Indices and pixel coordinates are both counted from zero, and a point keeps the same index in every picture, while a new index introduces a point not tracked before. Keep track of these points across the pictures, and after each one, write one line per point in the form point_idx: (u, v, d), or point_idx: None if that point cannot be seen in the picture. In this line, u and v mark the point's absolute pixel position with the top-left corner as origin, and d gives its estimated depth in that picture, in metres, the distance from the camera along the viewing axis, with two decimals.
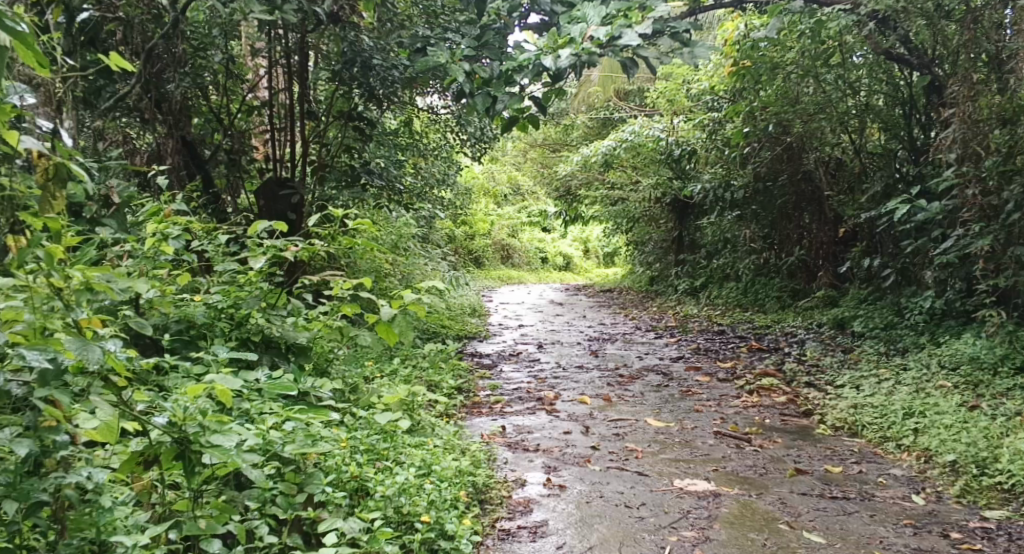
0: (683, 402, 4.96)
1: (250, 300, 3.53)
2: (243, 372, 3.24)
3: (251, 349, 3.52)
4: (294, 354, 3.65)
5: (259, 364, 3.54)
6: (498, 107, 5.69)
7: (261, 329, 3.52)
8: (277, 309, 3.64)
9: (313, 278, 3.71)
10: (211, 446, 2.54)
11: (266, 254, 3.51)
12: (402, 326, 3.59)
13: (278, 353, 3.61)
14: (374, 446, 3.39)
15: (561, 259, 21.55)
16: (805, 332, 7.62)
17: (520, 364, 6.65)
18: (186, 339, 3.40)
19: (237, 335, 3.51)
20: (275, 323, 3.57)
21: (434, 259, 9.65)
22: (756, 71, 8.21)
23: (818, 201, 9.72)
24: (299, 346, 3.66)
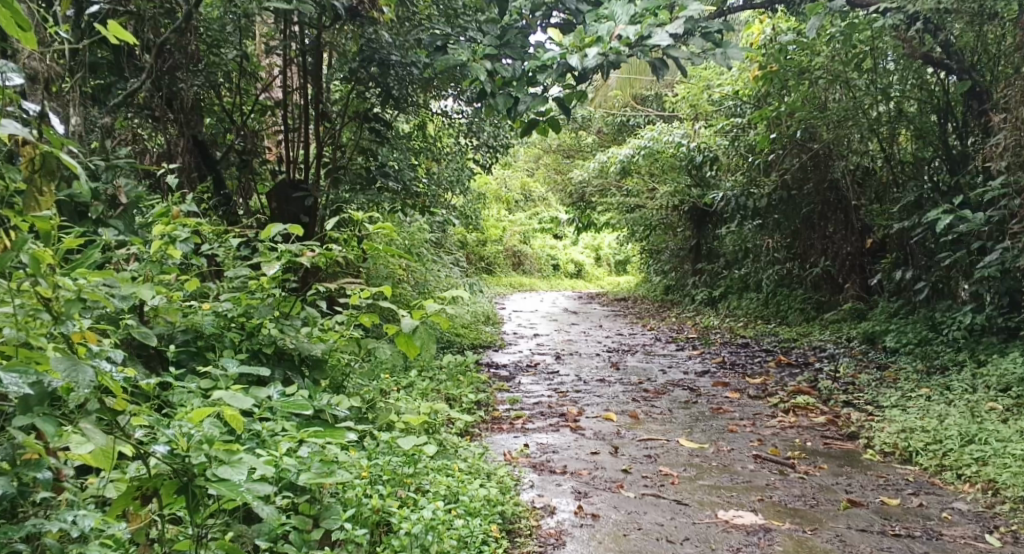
0: (715, 421, 4.71)
1: (262, 309, 3.29)
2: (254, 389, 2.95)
3: (262, 362, 3.26)
4: (308, 369, 3.39)
5: (270, 378, 3.28)
6: (520, 109, 5.46)
7: (274, 341, 3.26)
8: (292, 319, 3.41)
9: (330, 286, 3.45)
10: (217, 480, 2.33)
11: (281, 259, 3.25)
12: (424, 338, 3.34)
13: (291, 365, 3.36)
14: (395, 473, 3.15)
15: (572, 266, 21.33)
16: (835, 347, 7.36)
17: (539, 376, 6.40)
18: (193, 351, 3.19)
19: (247, 346, 3.25)
20: (290, 334, 3.33)
21: (447, 265, 9.43)
22: (784, 75, 7.97)
23: (845, 211, 9.44)
24: (314, 359, 3.41)
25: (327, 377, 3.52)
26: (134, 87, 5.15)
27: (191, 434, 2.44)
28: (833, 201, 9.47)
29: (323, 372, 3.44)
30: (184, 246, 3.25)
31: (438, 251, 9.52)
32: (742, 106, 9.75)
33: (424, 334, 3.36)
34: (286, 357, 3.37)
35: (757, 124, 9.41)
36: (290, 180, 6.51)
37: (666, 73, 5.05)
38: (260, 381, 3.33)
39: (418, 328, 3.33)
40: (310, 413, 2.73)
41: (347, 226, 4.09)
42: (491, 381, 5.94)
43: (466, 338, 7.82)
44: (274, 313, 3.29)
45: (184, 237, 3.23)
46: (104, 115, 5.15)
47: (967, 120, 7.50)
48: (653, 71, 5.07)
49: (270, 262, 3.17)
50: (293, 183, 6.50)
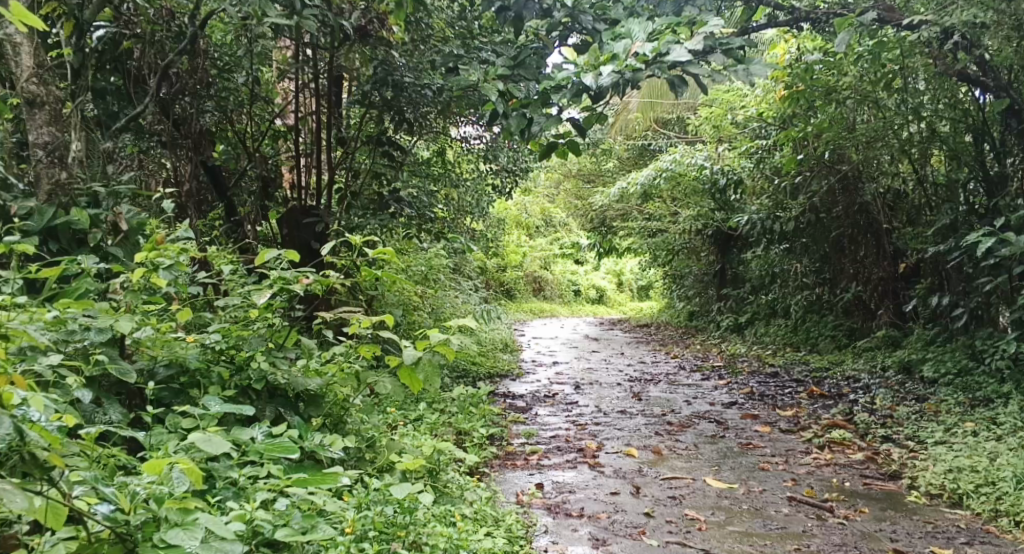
0: (745, 458, 4.43)
1: (253, 341, 3.17)
2: (238, 428, 2.97)
3: (251, 399, 3.12)
4: (303, 404, 3.25)
5: (260, 416, 3.13)
6: (534, 130, 5.20)
7: (265, 376, 3.12)
8: (285, 351, 3.25)
9: (329, 315, 3.24)
10: (166, 545, 2.45)
11: (272, 287, 3.11)
12: (427, 371, 3.14)
13: (287, 401, 3.24)
14: (388, 527, 2.91)
15: (594, 292, 21.08)
16: (869, 377, 7.04)
17: (557, 407, 6.13)
18: (174, 388, 3.03)
19: (236, 383, 3.10)
20: (285, 368, 3.19)
21: (464, 291, 9.21)
22: (810, 95, 7.71)
23: (875, 234, 9.13)
24: (309, 396, 3.27)
25: (324, 415, 3.33)
26: (138, 111, 4.99)
27: (136, 492, 2.55)
28: (863, 225, 9.16)
29: (322, 407, 3.30)
30: (168, 273, 3.06)
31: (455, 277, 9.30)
32: (767, 127, 9.50)
33: (427, 365, 3.16)
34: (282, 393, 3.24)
35: (782, 146, 9.15)
36: (303, 206, 6.30)
37: (685, 91, 4.80)
38: (251, 418, 3.19)
39: (421, 361, 3.13)
40: (294, 453, 2.81)
41: (350, 252, 3.89)
42: (507, 413, 5.68)
43: (483, 368, 7.58)
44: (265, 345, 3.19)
45: (168, 264, 3.04)
46: (108, 140, 4.99)
47: (1005, 139, 7.25)
48: (671, 88, 4.82)
49: (262, 292, 3.09)
50: (305, 209, 6.30)
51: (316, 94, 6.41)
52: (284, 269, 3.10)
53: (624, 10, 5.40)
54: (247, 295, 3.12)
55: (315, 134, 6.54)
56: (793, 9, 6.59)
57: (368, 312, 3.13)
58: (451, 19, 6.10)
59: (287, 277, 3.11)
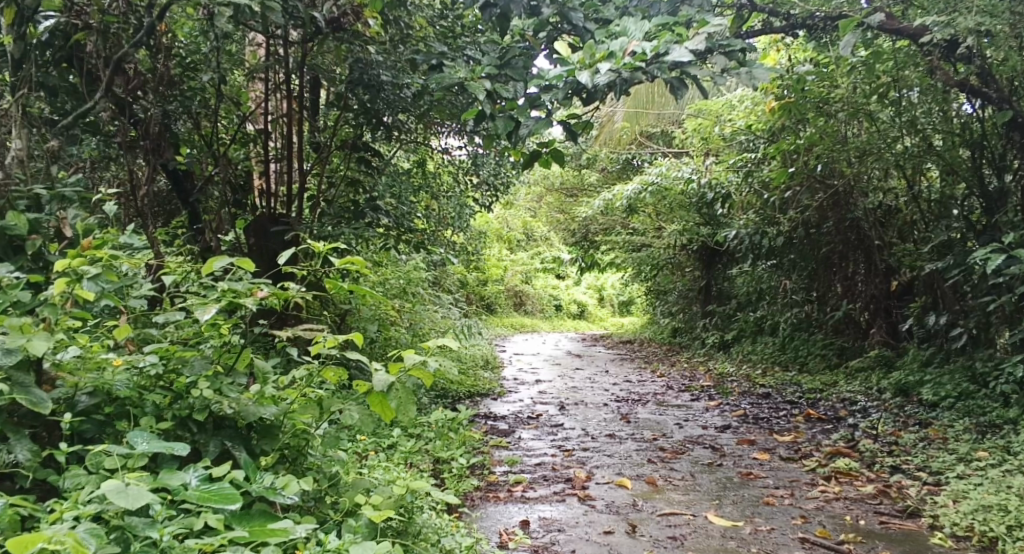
0: (747, 490, 4.10)
1: (195, 364, 2.85)
2: (168, 472, 2.62)
3: (191, 432, 2.81)
4: (255, 436, 2.93)
5: (204, 451, 2.80)
6: (522, 133, 4.85)
7: (207, 405, 2.78)
8: (233, 375, 2.90)
9: (285, 333, 2.85)
10: None
11: (219, 300, 2.71)
12: (397, 394, 2.76)
13: (239, 438, 2.88)
14: None
15: (575, 307, 20.79)
16: (866, 398, 6.74)
17: (541, 430, 5.75)
18: (99, 420, 2.76)
19: (173, 414, 2.81)
20: (233, 396, 2.84)
21: (443, 306, 8.82)
22: (803, 107, 7.44)
23: (866, 251, 8.86)
24: (263, 426, 2.93)
25: (281, 448, 2.97)
26: (88, 106, 4.61)
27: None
28: (854, 242, 8.89)
29: (278, 443, 2.92)
30: (95, 285, 2.79)
31: (433, 290, 8.92)
32: (756, 139, 9.20)
33: (398, 387, 2.78)
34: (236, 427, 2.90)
35: (771, 158, 8.84)
36: (270, 214, 5.96)
37: (685, 94, 4.45)
38: (193, 452, 2.84)
39: (391, 385, 2.76)
40: (235, 503, 2.57)
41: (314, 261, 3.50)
42: (488, 436, 5.29)
43: (462, 386, 7.21)
44: (209, 369, 2.86)
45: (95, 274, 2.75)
46: (54, 138, 4.56)
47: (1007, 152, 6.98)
48: (671, 92, 4.47)
49: (205, 305, 2.66)
50: (273, 217, 5.96)
51: (288, 94, 6.01)
52: (234, 279, 2.70)
53: (616, 9, 5.06)
54: (190, 309, 2.70)
55: (286, 138, 6.12)
56: (789, 13, 6.24)
57: (328, 328, 2.75)
58: (432, 17, 5.74)
59: (238, 289, 2.72)
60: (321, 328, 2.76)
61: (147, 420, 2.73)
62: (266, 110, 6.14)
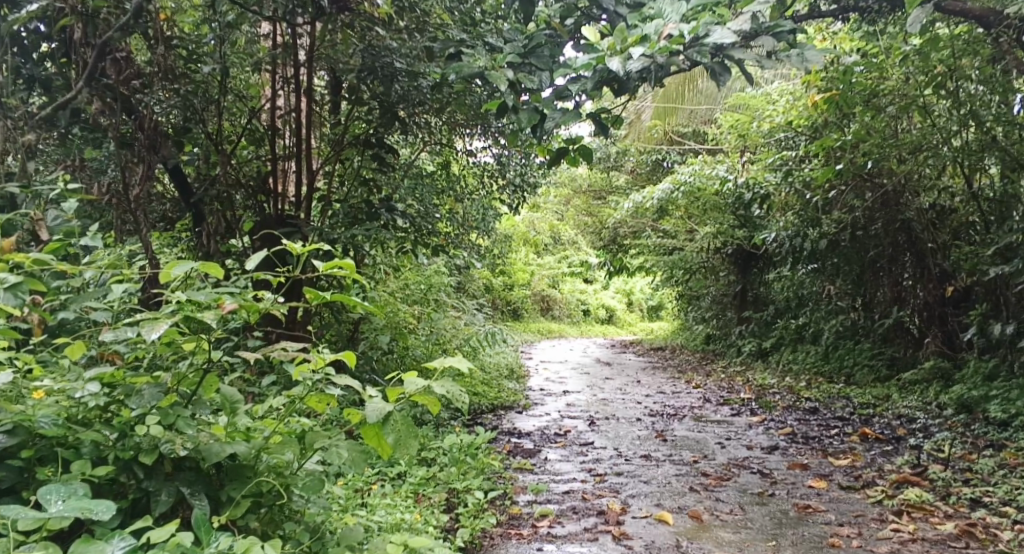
0: (807, 528, 3.60)
1: (146, 394, 2.43)
2: (87, 542, 2.19)
3: (137, 476, 2.44)
4: (224, 482, 2.56)
5: (154, 500, 2.42)
6: (548, 127, 4.36)
7: (157, 446, 2.42)
8: (194, 407, 2.52)
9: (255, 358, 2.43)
10: None
11: (174, 317, 2.31)
12: (395, 427, 2.31)
13: (206, 482, 2.54)
14: None
15: (603, 312, 20.23)
16: (924, 416, 6.19)
17: (569, 450, 5.26)
18: (23, 465, 2.37)
19: (115, 456, 2.44)
20: (192, 434, 2.48)
21: (466, 313, 8.36)
22: (851, 101, 6.88)
23: (917, 254, 8.18)
24: (234, 466, 2.58)
25: (253, 494, 2.57)
26: (69, 98, 4.10)
27: None
28: (903, 243, 8.23)
29: (251, 487, 2.57)
30: (13, 295, 2.47)
31: (455, 297, 8.47)
32: (797, 136, 8.63)
33: (397, 420, 2.32)
34: (199, 470, 2.57)
35: (814, 156, 8.27)
36: (276, 215, 5.56)
37: (727, 80, 3.97)
38: (142, 502, 2.47)
39: (390, 417, 2.32)
40: None
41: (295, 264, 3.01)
42: (510, 459, 4.82)
43: (484, 399, 6.78)
44: (162, 400, 2.44)
45: (10, 284, 2.47)
46: (33, 134, 4.14)
47: None
48: (712, 78, 3.99)
49: (156, 322, 2.30)
50: (279, 218, 5.56)
51: (294, 85, 5.55)
52: (194, 291, 2.33)
53: None
54: (140, 325, 2.34)
55: (296, 134, 5.56)
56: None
57: (316, 349, 2.42)
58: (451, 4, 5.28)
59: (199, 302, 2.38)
60: (309, 349, 2.44)
61: (84, 465, 2.33)
62: (274, 102, 5.69)
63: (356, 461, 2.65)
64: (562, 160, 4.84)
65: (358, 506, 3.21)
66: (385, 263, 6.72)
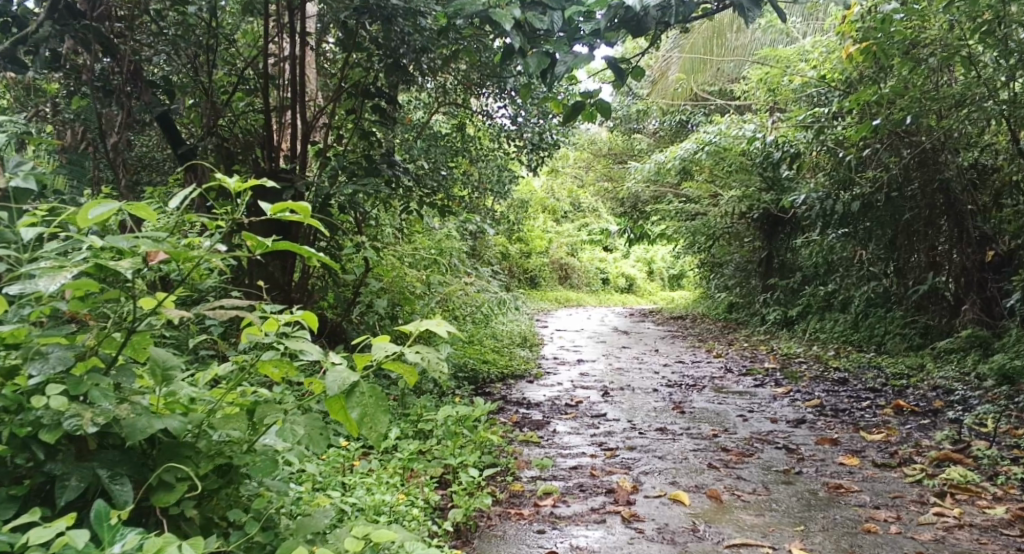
0: (839, 511, 3.26)
1: (51, 359, 2.16)
2: None
3: (41, 456, 2.17)
4: (151, 463, 2.32)
5: (60, 483, 2.15)
6: (559, 72, 3.83)
7: (61, 421, 2.14)
8: (116, 376, 2.25)
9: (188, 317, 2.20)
10: None
11: (75, 270, 2.09)
12: (361, 397, 2.03)
13: (132, 463, 2.28)
14: None
15: (623, 281, 19.83)
16: (962, 387, 5.79)
17: (580, 422, 4.92)
18: None
19: (10, 433, 2.16)
20: (108, 408, 2.21)
21: (479, 279, 8.04)
22: (888, 51, 6.40)
23: (956, 217, 7.73)
24: (166, 445, 2.34)
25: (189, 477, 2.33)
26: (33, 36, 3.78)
27: None
28: (941, 206, 7.75)
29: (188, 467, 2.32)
30: None
31: (468, 263, 8.13)
32: (830, 92, 8.17)
33: (365, 390, 2.05)
34: (124, 451, 2.31)
35: (847, 113, 7.80)
36: (270, 169, 5.14)
37: (757, 16, 3.45)
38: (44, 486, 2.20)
39: (355, 386, 2.04)
40: None
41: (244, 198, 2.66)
42: (515, 431, 4.49)
43: (493, 366, 6.48)
44: (72, 365, 2.18)
45: None
46: None
47: None
48: (740, 14, 3.47)
49: (59, 272, 2.10)
50: (273, 173, 5.14)
51: (290, 29, 5.17)
52: (111, 236, 2.16)
53: None
54: (40, 274, 2.12)
55: (292, 82, 5.21)
56: None
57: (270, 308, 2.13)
58: None
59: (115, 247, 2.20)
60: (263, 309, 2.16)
61: None
62: (270, 48, 5.32)
63: (312, 438, 2.40)
64: (577, 114, 4.43)
65: (334, 489, 2.94)
66: (390, 224, 6.39)
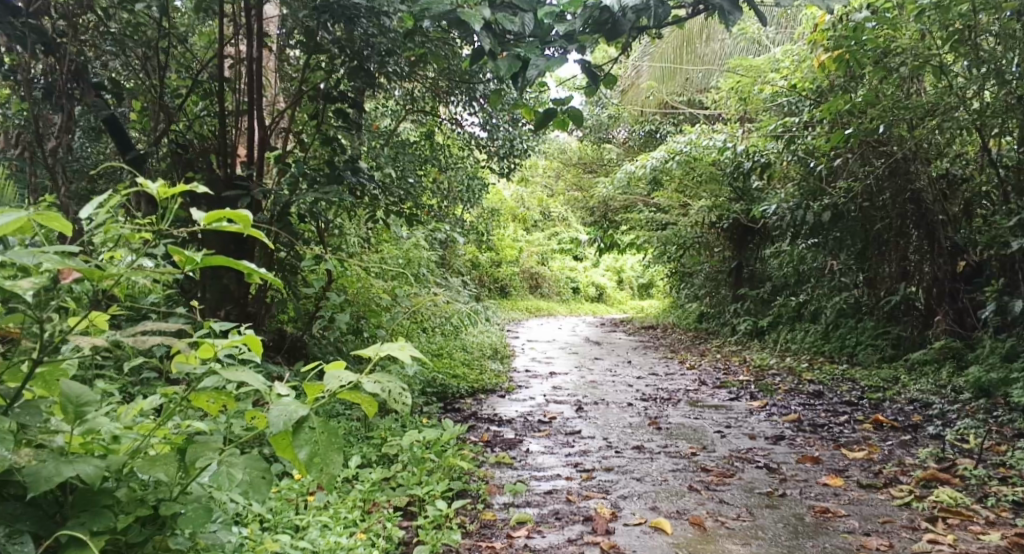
0: (827, 539, 3.10)
1: None
2: None
3: None
4: (62, 514, 2.17)
5: None
6: (530, 76, 3.59)
7: None
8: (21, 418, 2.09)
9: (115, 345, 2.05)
10: None
11: None
12: (309, 436, 1.92)
13: (36, 517, 2.13)
14: None
15: (593, 290, 19.69)
16: (940, 400, 5.69)
17: (553, 441, 4.72)
18: None
19: None
20: (6, 455, 2.05)
21: (448, 290, 7.82)
22: (860, 61, 6.32)
23: (928, 227, 7.55)
24: (80, 494, 2.18)
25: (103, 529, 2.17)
26: None
27: None
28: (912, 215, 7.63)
29: (102, 520, 2.16)
30: None
31: (436, 273, 7.92)
32: (801, 101, 8.10)
33: (315, 426, 1.94)
34: (30, 504, 2.17)
35: (819, 122, 7.73)
36: (225, 175, 4.91)
37: (739, 20, 3.23)
38: None
39: (304, 423, 1.93)
40: None
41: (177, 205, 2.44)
42: (486, 452, 4.28)
43: (463, 381, 6.26)
44: None
45: None
46: None
47: None
48: (721, 18, 3.25)
49: None
50: (228, 179, 4.91)
51: (246, 31, 4.93)
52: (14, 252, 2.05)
53: None
54: None
55: (250, 86, 4.97)
56: None
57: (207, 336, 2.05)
58: None
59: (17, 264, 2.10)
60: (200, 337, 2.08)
61: None
62: (226, 50, 5.08)
63: (252, 484, 2.19)
64: (548, 121, 4.22)
65: (286, 532, 2.77)
66: (355, 234, 6.15)
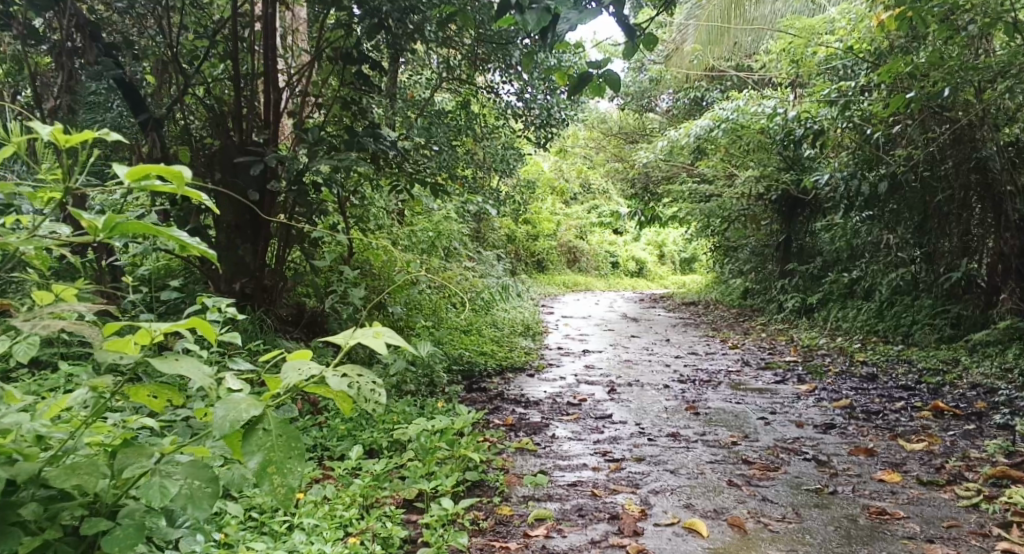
0: (885, 545, 2.77)
1: None
2: None
3: None
4: None
5: None
6: (563, 31, 3.22)
7: None
8: None
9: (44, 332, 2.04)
10: None
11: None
12: (260, 441, 1.99)
13: None
14: None
15: (633, 264, 19.22)
16: (1008, 385, 5.24)
17: (581, 425, 4.41)
18: None
19: None
20: None
21: (479, 263, 7.52)
22: (925, 17, 5.83)
23: (994, 199, 7.04)
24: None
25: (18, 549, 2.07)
26: None
27: None
28: (975, 185, 7.13)
29: (11, 539, 2.06)
30: None
31: (468, 246, 7.61)
32: (856, 65, 7.60)
33: (269, 429, 2.02)
34: None
35: (877, 86, 7.24)
36: (238, 142, 4.69)
37: None
38: None
39: (258, 424, 2.02)
40: None
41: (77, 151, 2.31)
42: (508, 437, 3.99)
43: (490, 358, 5.99)
44: None
45: None
46: None
47: None
48: None
49: None
50: (242, 146, 4.68)
51: None
52: None
53: None
54: None
55: (265, 43, 4.69)
56: None
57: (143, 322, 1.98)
58: None
59: None
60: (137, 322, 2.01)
61: None
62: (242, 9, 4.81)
63: (189, 495, 2.14)
64: (584, 86, 3.78)
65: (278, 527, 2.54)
66: (380, 204, 5.87)
